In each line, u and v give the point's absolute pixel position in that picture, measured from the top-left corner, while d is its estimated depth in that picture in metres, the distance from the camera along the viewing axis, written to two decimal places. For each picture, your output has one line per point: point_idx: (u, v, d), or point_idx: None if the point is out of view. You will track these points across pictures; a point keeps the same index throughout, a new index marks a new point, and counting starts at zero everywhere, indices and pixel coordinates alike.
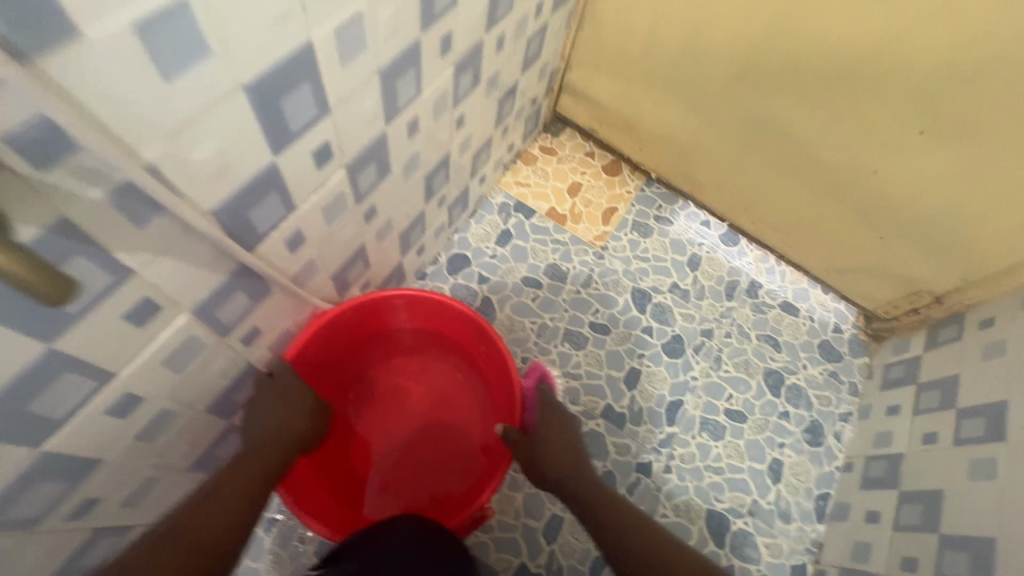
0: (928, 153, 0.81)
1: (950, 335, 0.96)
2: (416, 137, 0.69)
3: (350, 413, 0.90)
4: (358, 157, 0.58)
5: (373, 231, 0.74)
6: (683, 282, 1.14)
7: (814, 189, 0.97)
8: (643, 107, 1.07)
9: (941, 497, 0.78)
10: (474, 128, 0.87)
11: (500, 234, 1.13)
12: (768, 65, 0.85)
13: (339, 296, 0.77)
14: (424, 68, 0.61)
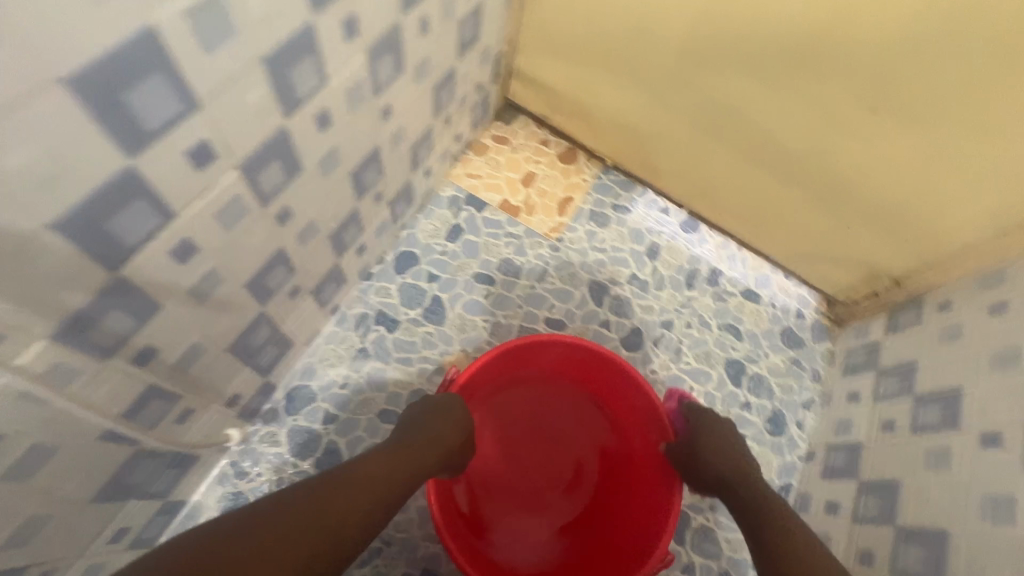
0: (883, 135, 0.77)
1: (909, 318, 0.94)
2: (330, 130, 0.64)
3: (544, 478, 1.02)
4: (252, 155, 0.53)
5: (292, 234, 0.68)
6: (642, 273, 1.11)
7: (770, 175, 0.94)
8: (594, 92, 1.02)
9: (898, 488, 0.76)
10: (408, 118, 0.82)
11: (450, 229, 1.08)
12: (715, 43, 0.81)
13: (262, 305, 0.72)
14: (325, 54, 0.55)
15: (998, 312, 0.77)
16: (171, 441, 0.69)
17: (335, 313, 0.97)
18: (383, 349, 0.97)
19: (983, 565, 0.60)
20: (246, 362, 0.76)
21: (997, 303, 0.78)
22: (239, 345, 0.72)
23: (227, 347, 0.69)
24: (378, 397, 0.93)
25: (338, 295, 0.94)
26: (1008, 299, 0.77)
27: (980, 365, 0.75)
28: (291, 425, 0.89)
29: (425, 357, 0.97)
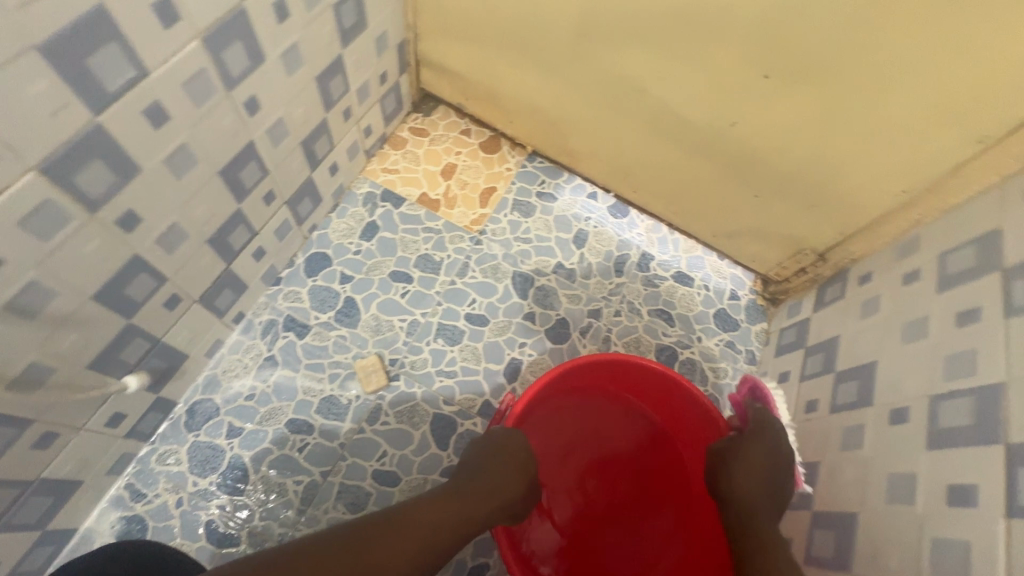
0: (782, 101, 0.74)
1: (835, 293, 0.91)
2: (171, 126, 0.59)
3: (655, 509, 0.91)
4: (55, 155, 0.48)
5: (148, 241, 0.64)
6: (569, 262, 1.07)
7: (685, 151, 0.90)
8: (502, 75, 0.98)
9: (817, 472, 0.73)
10: (287, 111, 0.77)
11: (365, 226, 1.04)
12: (604, 16, 0.77)
13: (128, 318, 0.67)
14: (137, 41, 0.50)
15: (910, 281, 0.74)
16: (34, 467, 0.65)
17: (239, 321, 0.92)
18: (292, 356, 0.92)
19: (885, 550, 0.57)
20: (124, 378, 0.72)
21: (910, 272, 0.75)
22: (107, 362, 0.67)
23: (87, 365, 0.64)
24: (287, 406, 0.89)
25: (240, 301, 0.90)
26: (919, 267, 0.74)
27: (893, 337, 0.71)
28: (191, 440, 0.85)
29: (337, 362, 0.93)
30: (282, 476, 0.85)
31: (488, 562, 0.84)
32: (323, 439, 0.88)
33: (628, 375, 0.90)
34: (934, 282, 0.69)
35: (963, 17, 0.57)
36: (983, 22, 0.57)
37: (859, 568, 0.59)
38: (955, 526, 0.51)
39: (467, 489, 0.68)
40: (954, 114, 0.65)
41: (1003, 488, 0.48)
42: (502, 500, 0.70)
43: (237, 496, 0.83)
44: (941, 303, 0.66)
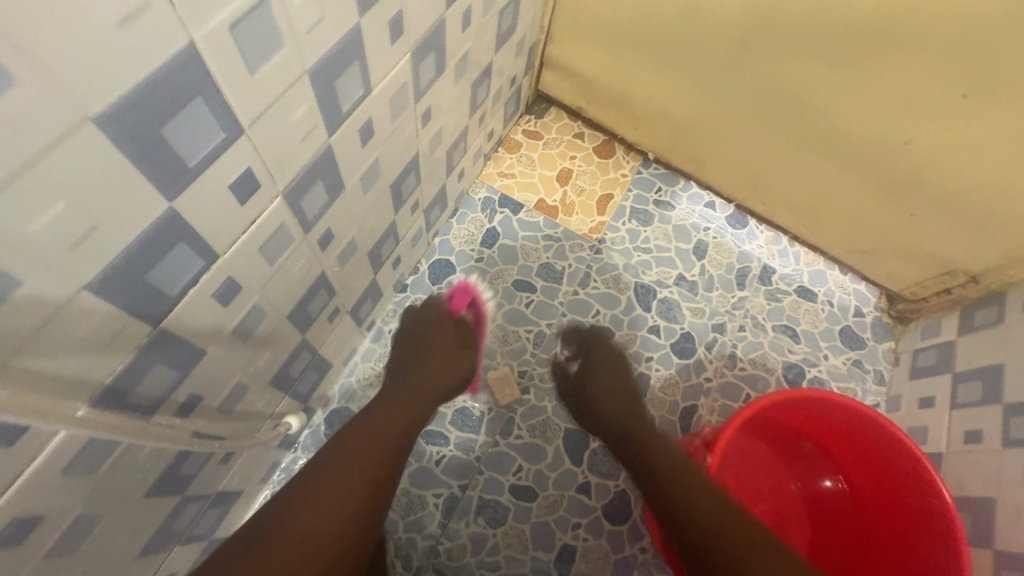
0: (969, 121, 0.70)
1: (988, 318, 0.87)
2: (372, 142, 0.57)
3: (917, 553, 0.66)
4: (296, 180, 0.47)
5: (333, 256, 0.62)
6: (690, 273, 1.04)
7: (836, 165, 0.86)
8: (636, 80, 0.94)
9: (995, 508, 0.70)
10: (445, 121, 0.75)
11: (485, 233, 1.02)
12: (775, 27, 0.74)
13: (303, 333, 0.66)
14: (371, 60, 0.48)
15: None
16: (215, 484, 0.64)
17: (370, 329, 0.91)
18: None
19: None
20: (287, 391, 0.71)
21: None
22: (282, 376, 0.67)
23: (269, 382, 0.64)
24: None
25: (374, 310, 0.89)
26: None
27: None
28: None
29: None
30: (421, 489, 0.85)
31: None
32: (460, 452, 0.87)
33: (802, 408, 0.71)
34: None
35: None
36: None
37: None
38: None
39: (400, 394, 0.66)
40: None
41: None
42: (441, 385, 0.71)
43: None
44: None
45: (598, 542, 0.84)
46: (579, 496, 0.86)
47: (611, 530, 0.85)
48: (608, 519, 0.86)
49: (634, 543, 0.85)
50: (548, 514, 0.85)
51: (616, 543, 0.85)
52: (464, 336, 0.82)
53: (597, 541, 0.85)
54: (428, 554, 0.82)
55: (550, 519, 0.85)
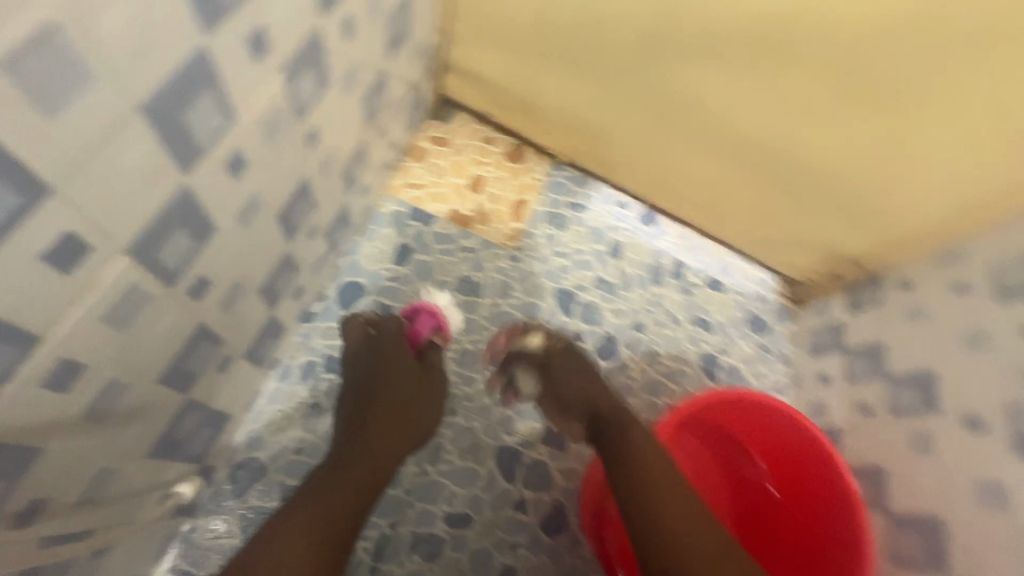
0: (847, 120, 0.75)
1: (871, 298, 0.95)
2: (246, 174, 0.50)
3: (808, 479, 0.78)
4: (145, 232, 0.39)
5: (212, 305, 0.55)
6: (608, 274, 1.05)
7: (737, 163, 0.90)
8: (541, 85, 0.92)
9: (886, 475, 0.77)
10: (336, 138, 0.68)
11: (397, 250, 0.96)
12: (674, 33, 0.74)
13: (186, 392, 0.58)
14: (229, 85, 0.41)
15: (960, 291, 0.79)
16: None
17: (275, 367, 0.83)
18: None
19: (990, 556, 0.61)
20: (174, 457, 0.62)
21: (958, 282, 0.80)
22: (165, 444, 0.58)
23: (148, 455, 0.55)
24: None
25: (278, 347, 0.81)
26: (969, 278, 0.78)
27: (953, 344, 0.76)
28: (240, 506, 0.76)
29: None
30: None
31: None
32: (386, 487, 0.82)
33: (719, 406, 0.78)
34: (991, 294, 0.74)
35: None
36: None
37: None
38: None
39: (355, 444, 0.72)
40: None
41: None
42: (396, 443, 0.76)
43: None
44: (1001, 316, 0.71)
45: (538, 557, 0.84)
46: (515, 514, 0.85)
47: (550, 543, 0.85)
48: (546, 532, 0.85)
49: (573, 553, 0.85)
50: (486, 537, 0.83)
51: (556, 554, 0.84)
52: (422, 379, 0.82)
53: (536, 558, 0.84)
54: None
55: (487, 542, 0.83)
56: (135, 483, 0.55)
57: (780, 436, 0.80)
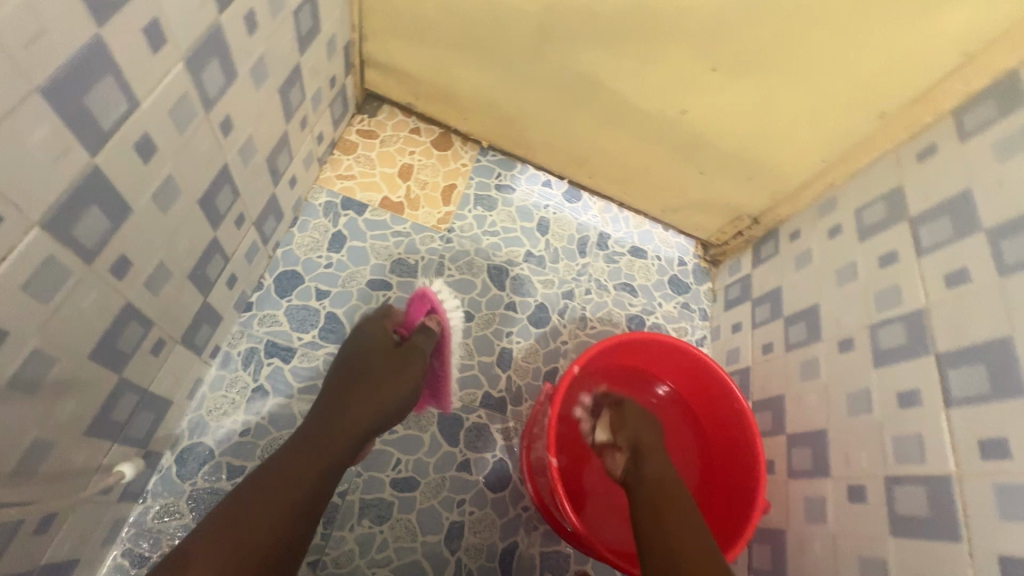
0: (723, 89, 0.84)
1: (770, 250, 1.05)
2: (157, 159, 0.54)
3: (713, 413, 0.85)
4: (56, 207, 0.43)
5: (137, 285, 0.58)
6: (537, 249, 1.12)
7: (638, 137, 0.98)
8: (457, 73, 0.98)
9: (783, 402, 0.87)
10: (253, 128, 0.72)
11: (331, 238, 1.01)
12: (563, 17, 0.82)
13: (119, 372, 0.61)
14: (128, 72, 0.46)
15: (835, 234, 0.89)
16: (31, 558, 0.58)
17: (216, 355, 0.86)
18: (281, 383, 0.88)
19: (857, 453, 0.70)
20: (113, 439, 0.65)
21: (833, 227, 0.90)
22: (101, 423, 0.61)
23: (85, 432, 0.59)
24: (286, 434, 0.86)
25: (216, 335, 0.84)
26: (841, 222, 0.88)
27: (830, 281, 0.86)
28: (188, 489, 0.79)
29: None
30: None
31: (515, 541, 0.89)
32: None
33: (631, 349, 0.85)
34: (855, 233, 0.84)
35: (879, 28, 0.70)
36: (903, 28, 0.69)
37: (836, 471, 0.72)
38: (908, 424, 0.65)
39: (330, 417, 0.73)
40: (868, 94, 0.78)
41: (942, 387, 0.62)
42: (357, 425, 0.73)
43: None
44: (863, 251, 0.81)
45: (483, 512, 0.89)
46: (460, 473, 0.90)
47: (493, 497, 0.90)
48: (490, 488, 0.91)
49: (516, 504, 0.91)
50: (433, 497, 0.88)
51: (500, 507, 0.90)
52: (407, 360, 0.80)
53: (481, 512, 0.89)
54: (316, 567, 0.81)
55: (434, 502, 0.88)
56: (75, 459, 0.59)
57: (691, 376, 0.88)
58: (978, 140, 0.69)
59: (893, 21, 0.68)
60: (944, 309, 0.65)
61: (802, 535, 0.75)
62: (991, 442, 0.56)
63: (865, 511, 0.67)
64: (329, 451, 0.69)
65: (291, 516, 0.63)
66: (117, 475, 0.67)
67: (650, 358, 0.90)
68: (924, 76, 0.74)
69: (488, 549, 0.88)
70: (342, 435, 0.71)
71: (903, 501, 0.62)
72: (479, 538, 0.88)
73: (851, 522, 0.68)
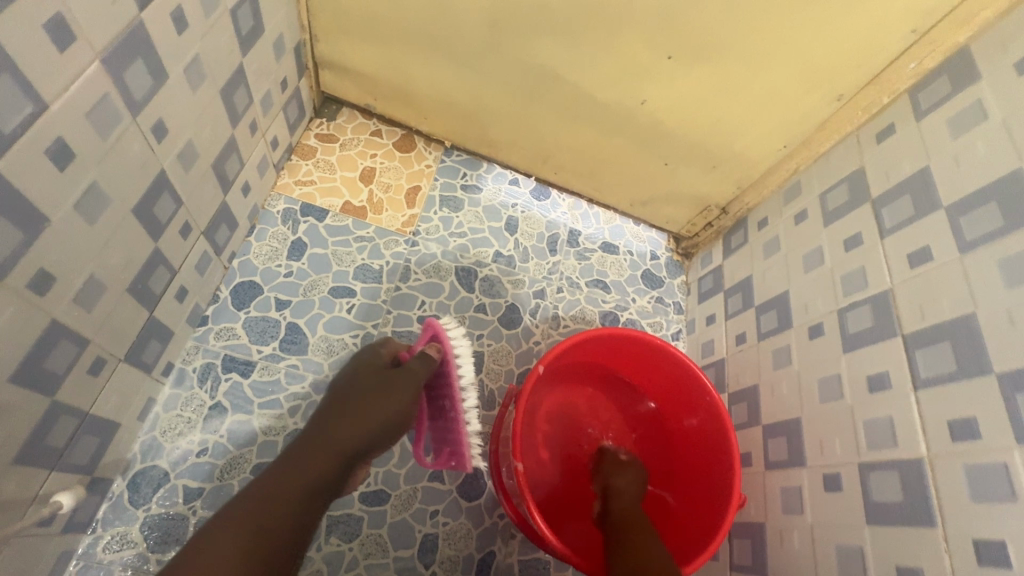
0: (679, 77, 0.82)
1: (739, 239, 1.04)
2: (76, 165, 0.51)
3: (690, 411, 0.84)
4: None
5: (64, 301, 0.55)
6: (506, 249, 1.09)
7: (600, 130, 0.97)
8: (413, 71, 0.96)
9: (757, 392, 0.85)
10: (193, 132, 0.69)
11: (291, 246, 0.97)
12: (513, 11, 0.80)
13: (50, 395, 0.57)
14: (30, 72, 0.43)
15: (801, 220, 0.88)
16: None
17: (169, 373, 0.82)
18: (239, 399, 0.84)
19: (830, 440, 0.69)
20: (51, 466, 0.61)
21: (799, 212, 0.89)
22: (33, 450, 0.58)
23: (13, 461, 0.55)
24: (247, 452, 0.82)
25: (167, 351, 0.80)
26: (806, 207, 0.87)
27: (798, 267, 0.85)
28: (142, 515, 0.75)
29: (293, 394, 0.87)
30: None
31: (493, 550, 0.86)
32: None
33: (593, 345, 0.84)
34: (821, 218, 0.83)
35: (829, 11, 0.69)
36: (852, 9, 0.68)
37: (811, 461, 0.71)
38: (879, 408, 0.63)
39: (320, 431, 0.69)
40: (823, 76, 0.77)
41: (910, 368, 0.61)
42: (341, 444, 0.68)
43: None
44: (829, 235, 0.80)
45: (458, 522, 0.86)
46: (432, 483, 0.87)
47: (469, 507, 0.87)
48: (464, 497, 0.88)
49: (492, 512, 0.88)
50: (404, 510, 0.85)
51: (476, 517, 0.87)
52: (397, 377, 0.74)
53: (457, 523, 0.86)
54: None
55: (406, 515, 0.84)
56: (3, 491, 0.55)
57: (660, 372, 0.86)
58: (934, 117, 0.69)
59: (844, 1, 0.68)
60: (908, 289, 0.64)
61: (781, 528, 0.73)
62: (958, 423, 0.55)
63: (840, 500, 0.65)
64: (313, 468, 0.65)
65: (263, 548, 0.59)
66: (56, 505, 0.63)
67: (627, 360, 0.89)
68: (877, 57, 0.73)
69: (465, 560, 0.85)
70: (325, 456, 0.66)
71: (877, 487, 0.61)
72: (455, 549, 0.85)
73: (827, 511, 0.66)
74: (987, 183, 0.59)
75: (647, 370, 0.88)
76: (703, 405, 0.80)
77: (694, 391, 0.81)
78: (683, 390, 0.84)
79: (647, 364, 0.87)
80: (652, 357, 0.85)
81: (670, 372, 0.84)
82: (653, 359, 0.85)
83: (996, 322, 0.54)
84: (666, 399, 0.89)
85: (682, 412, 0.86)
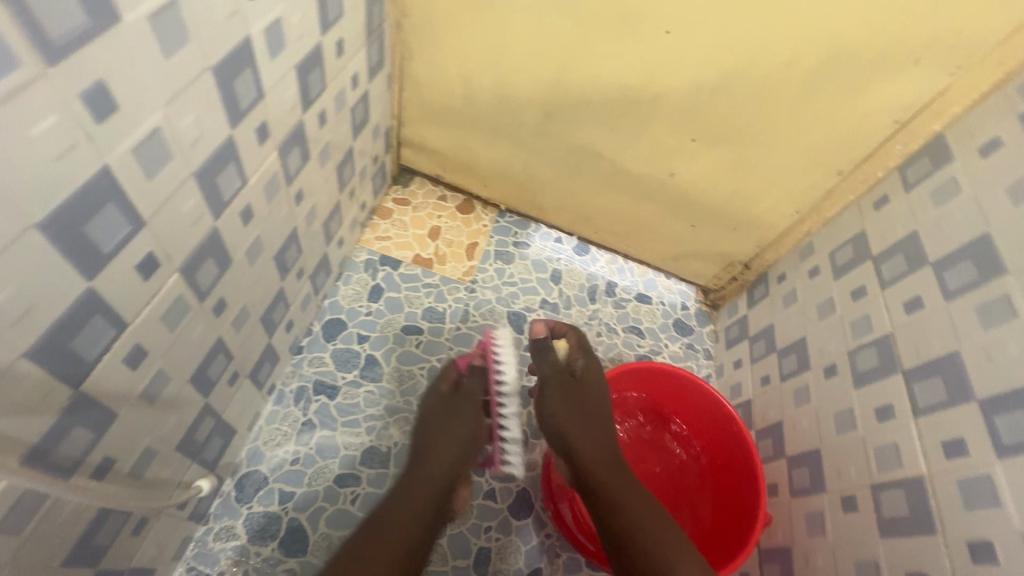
0: (701, 155, 0.99)
1: (762, 291, 1.16)
2: (253, 222, 0.69)
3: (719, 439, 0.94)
4: (190, 258, 0.58)
5: (227, 323, 0.72)
6: (551, 296, 1.24)
7: (635, 197, 1.14)
8: (476, 148, 1.16)
9: (781, 427, 0.94)
10: (317, 198, 0.89)
11: (371, 290, 1.15)
12: (563, 104, 0.99)
13: (205, 397, 0.73)
14: (245, 160, 0.62)
15: (815, 274, 1.00)
16: (123, 559, 0.68)
17: (272, 392, 0.98)
18: (326, 417, 0.99)
19: (845, 466, 0.77)
20: (194, 459, 0.77)
21: (813, 268, 1.01)
22: (187, 442, 0.73)
23: (177, 447, 0.70)
24: (331, 463, 0.95)
25: (273, 374, 0.96)
26: (819, 263, 1.00)
27: (814, 315, 0.96)
28: (245, 512, 0.89)
29: (370, 415, 1.01)
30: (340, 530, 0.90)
31: (540, 567, 0.95)
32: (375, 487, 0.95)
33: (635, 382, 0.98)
34: (832, 272, 0.95)
35: (823, 108, 0.85)
36: (842, 107, 0.85)
37: (831, 486, 0.79)
38: (886, 434, 0.73)
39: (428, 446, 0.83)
40: (825, 156, 0.93)
41: (910, 399, 0.71)
42: (444, 457, 0.83)
43: (301, 559, 0.88)
44: (840, 286, 0.92)
45: (508, 538, 0.96)
46: (486, 501, 0.98)
47: (519, 526, 0.97)
48: (514, 515, 0.98)
49: (539, 531, 0.97)
50: (461, 523, 0.95)
51: (525, 535, 0.97)
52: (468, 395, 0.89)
53: (508, 540, 0.96)
54: None
55: (462, 528, 0.95)
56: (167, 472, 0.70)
57: (690, 403, 0.98)
58: (920, 190, 0.82)
59: (834, 100, 0.84)
60: (905, 333, 0.75)
61: (806, 548, 0.80)
62: (952, 444, 0.64)
63: (856, 518, 0.73)
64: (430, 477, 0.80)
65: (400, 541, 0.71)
66: (198, 489, 0.77)
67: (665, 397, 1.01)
68: (868, 141, 0.88)
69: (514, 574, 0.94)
70: (436, 464, 0.81)
71: (887, 504, 0.69)
72: (505, 564, 0.94)
73: (846, 529, 0.74)
74: (964, 245, 0.72)
75: (681, 404, 0.99)
76: (730, 433, 0.91)
77: (721, 418, 0.92)
78: (713, 420, 0.95)
79: (680, 396, 0.99)
80: (684, 391, 0.97)
81: (701, 403, 0.95)
82: (684, 391, 0.97)
83: (976, 359, 0.65)
84: (696, 428, 0.99)
85: (711, 439, 0.96)
